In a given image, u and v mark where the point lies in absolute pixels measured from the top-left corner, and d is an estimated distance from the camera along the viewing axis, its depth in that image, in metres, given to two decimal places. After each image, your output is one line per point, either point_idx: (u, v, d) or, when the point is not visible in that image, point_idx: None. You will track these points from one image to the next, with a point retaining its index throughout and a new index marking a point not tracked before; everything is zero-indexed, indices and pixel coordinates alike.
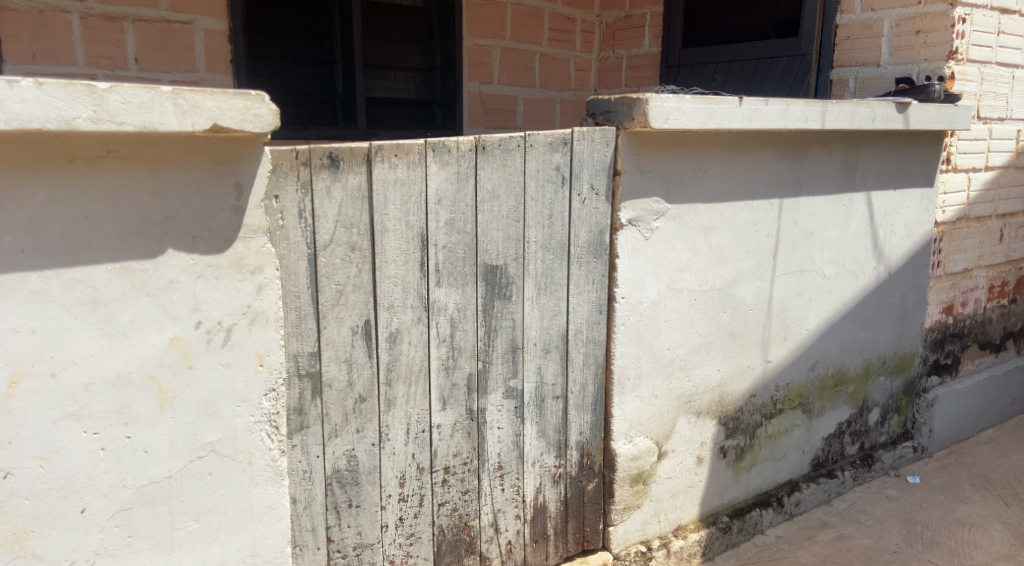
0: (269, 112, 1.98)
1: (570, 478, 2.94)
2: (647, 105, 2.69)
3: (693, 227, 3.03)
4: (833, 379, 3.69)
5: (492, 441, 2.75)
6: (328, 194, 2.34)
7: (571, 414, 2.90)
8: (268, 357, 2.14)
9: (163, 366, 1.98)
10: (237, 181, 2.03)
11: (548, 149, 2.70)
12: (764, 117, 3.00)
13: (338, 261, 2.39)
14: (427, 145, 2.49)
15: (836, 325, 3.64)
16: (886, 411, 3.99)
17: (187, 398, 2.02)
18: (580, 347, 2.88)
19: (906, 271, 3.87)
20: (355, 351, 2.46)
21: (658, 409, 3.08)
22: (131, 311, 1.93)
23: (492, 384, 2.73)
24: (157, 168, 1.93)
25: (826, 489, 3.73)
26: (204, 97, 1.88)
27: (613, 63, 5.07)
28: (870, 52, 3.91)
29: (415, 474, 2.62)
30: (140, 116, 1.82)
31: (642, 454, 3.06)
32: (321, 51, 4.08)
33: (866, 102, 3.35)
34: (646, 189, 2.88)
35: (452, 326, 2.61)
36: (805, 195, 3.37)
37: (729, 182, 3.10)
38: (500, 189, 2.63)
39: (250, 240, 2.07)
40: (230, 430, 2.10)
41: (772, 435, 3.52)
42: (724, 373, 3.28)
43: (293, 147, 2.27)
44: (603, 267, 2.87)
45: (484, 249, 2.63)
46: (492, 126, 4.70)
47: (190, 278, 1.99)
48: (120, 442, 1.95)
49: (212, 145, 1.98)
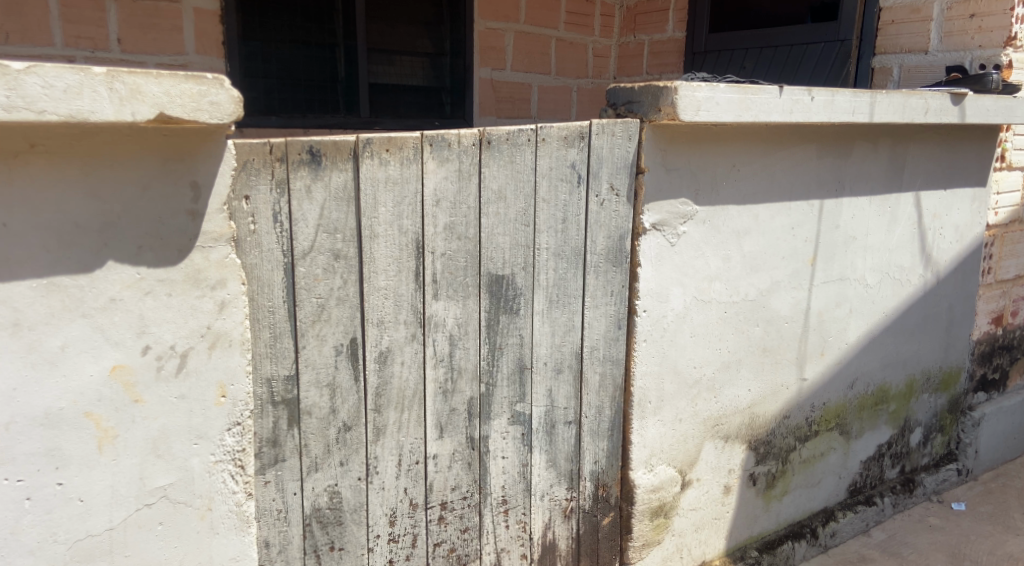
0: (230, 98, 1.67)
1: (584, 512, 2.63)
2: (677, 95, 2.35)
3: (725, 231, 2.70)
4: (873, 398, 3.35)
5: (496, 473, 2.44)
6: (307, 195, 2.03)
7: (585, 441, 2.58)
8: (231, 387, 1.83)
9: (102, 401, 1.68)
10: (195, 180, 1.72)
11: (563, 144, 2.37)
12: (807, 108, 2.66)
13: (320, 272, 2.07)
14: (423, 138, 2.17)
15: (879, 338, 3.30)
16: (929, 430, 3.65)
17: (132, 436, 1.72)
18: (596, 367, 2.56)
19: (955, 277, 3.52)
20: (339, 373, 2.15)
21: (682, 434, 2.76)
22: (61, 336, 1.63)
23: (497, 409, 2.41)
24: (93, 165, 1.62)
25: (865, 518, 3.40)
26: (146, 80, 1.58)
27: (634, 49, 4.72)
28: (918, 37, 3.56)
29: (407, 511, 2.31)
30: (66, 103, 1.51)
31: (663, 485, 2.74)
32: (321, 33, 3.75)
33: (919, 93, 3.00)
34: (673, 190, 2.55)
35: (450, 343, 2.30)
36: (848, 195, 3.03)
37: (765, 181, 2.76)
38: (508, 189, 2.31)
39: (209, 250, 1.76)
40: (186, 472, 1.80)
41: (806, 460, 3.19)
42: (757, 394, 2.95)
43: (266, 140, 1.96)
44: (623, 277, 2.55)
45: (489, 256, 2.32)
46: (503, 116, 4.37)
47: (135, 295, 1.69)
48: (51, 491, 1.65)
49: (162, 138, 1.67)
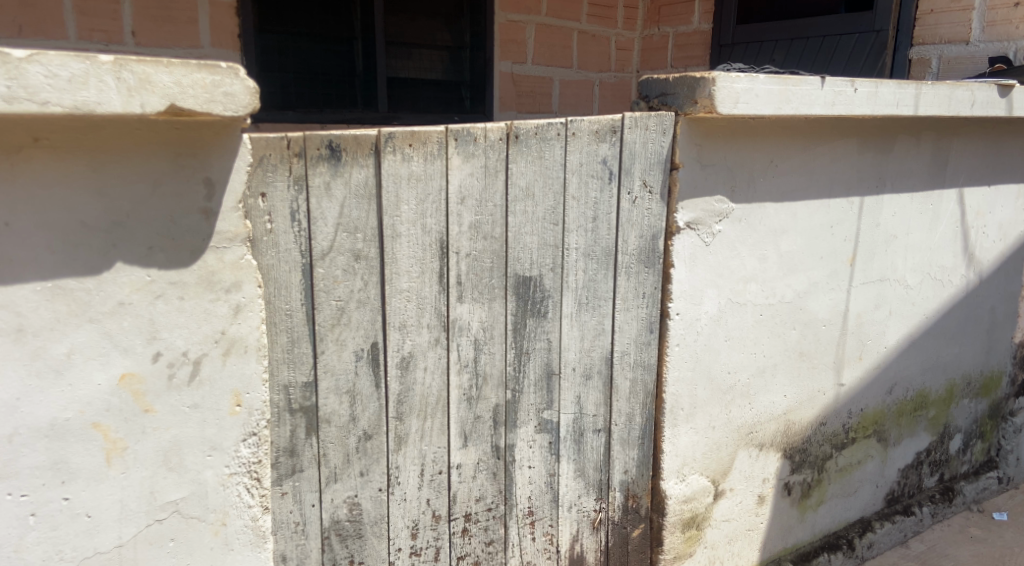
0: (245, 89, 1.57)
1: (613, 524, 2.52)
2: (714, 86, 2.23)
3: (761, 231, 2.58)
4: (912, 404, 3.22)
5: (522, 483, 2.34)
6: (327, 192, 1.93)
7: (615, 450, 2.47)
8: (247, 396, 1.73)
9: (110, 411, 1.58)
10: (208, 176, 1.62)
11: (594, 139, 2.26)
12: (849, 100, 2.53)
13: (340, 273, 1.97)
14: (448, 132, 2.06)
15: (918, 342, 3.16)
16: (969, 437, 3.52)
17: (142, 448, 1.62)
18: (626, 373, 2.44)
19: (997, 278, 3.37)
20: (359, 380, 2.04)
21: (715, 442, 2.64)
22: (67, 342, 1.53)
23: (523, 417, 2.30)
24: (100, 160, 1.52)
25: (903, 529, 3.26)
26: (156, 69, 1.48)
27: (658, 42, 4.60)
28: (958, 27, 3.45)
29: (430, 524, 2.21)
30: (71, 94, 1.41)
31: (696, 495, 2.63)
32: (339, 26, 3.65)
33: (965, 84, 2.87)
34: (709, 187, 2.43)
35: (475, 348, 2.19)
36: (889, 192, 2.90)
37: (804, 178, 2.64)
38: (535, 186, 2.20)
39: (224, 251, 1.66)
40: (199, 486, 1.70)
41: (843, 468, 3.06)
42: (793, 400, 2.83)
43: (284, 134, 1.86)
44: (655, 279, 2.43)
45: (517, 257, 2.21)
46: (525, 110, 4.25)
47: (146, 299, 1.59)
48: (56, 506, 1.56)
49: (174, 133, 1.58)
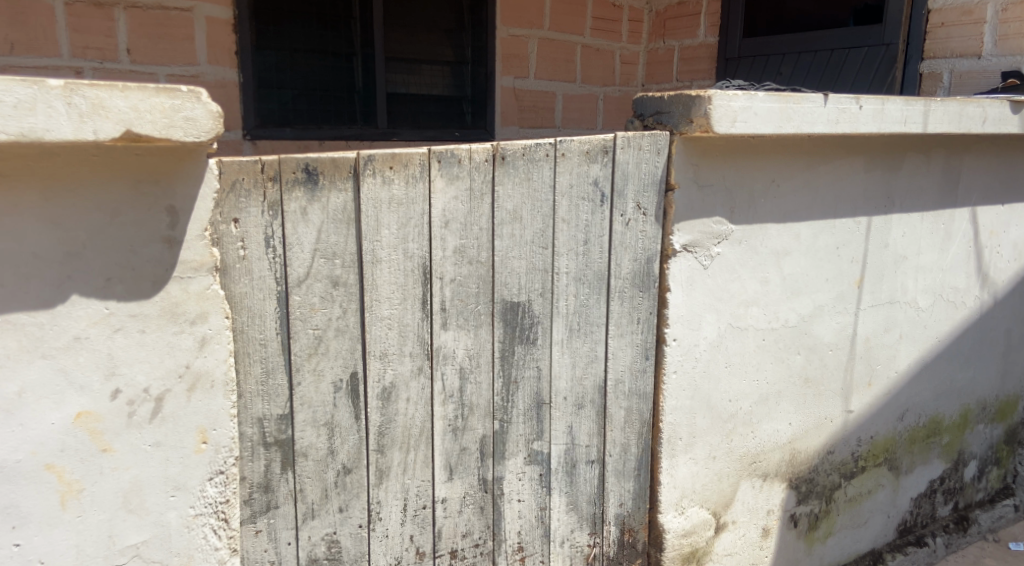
0: (208, 113, 1.50)
1: (608, 560, 2.42)
2: (710, 105, 2.14)
3: (763, 252, 2.48)
4: (925, 430, 3.10)
5: (511, 517, 2.24)
6: (303, 217, 1.85)
7: (609, 481, 2.37)
8: (213, 433, 1.65)
9: (65, 451, 1.51)
10: (172, 205, 1.55)
11: (585, 159, 2.17)
12: (854, 118, 2.43)
13: (317, 300, 1.89)
14: (431, 154, 1.98)
15: (930, 366, 3.05)
16: (984, 464, 3.39)
17: (100, 489, 1.55)
18: (621, 402, 2.35)
19: (1013, 300, 3.25)
20: (338, 412, 1.96)
21: (716, 472, 2.54)
22: (18, 380, 1.46)
23: (512, 449, 2.21)
24: (54, 188, 1.46)
25: (915, 560, 3.14)
26: (111, 94, 1.41)
27: (663, 55, 4.52)
28: (970, 40, 3.34)
29: (413, 561, 2.12)
30: (17, 120, 1.35)
31: (696, 528, 2.52)
32: (338, 42, 3.58)
33: (976, 100, 2.76)
34: (707, 208, 2.34)
35: (460, 377, 2.10)
36: (898, 212, 2.79)
37: (808, 197, 2.54)
38: (523, 210, 2.12)
39: (188, 281, 1.59)
40: (161, 528, 1.62)
41: (852, 498, 2.94)
42: (798, 428, 2.72)
43: (257, 157, 1.79)
44: (651, 303, 2.33)
45: (504, 282, 2.12)
46: (527, 126, 4.17)
47: (103, 333, 1.52)
48: (7, 552, 1.49)
49: (135, 159, 1.51)
